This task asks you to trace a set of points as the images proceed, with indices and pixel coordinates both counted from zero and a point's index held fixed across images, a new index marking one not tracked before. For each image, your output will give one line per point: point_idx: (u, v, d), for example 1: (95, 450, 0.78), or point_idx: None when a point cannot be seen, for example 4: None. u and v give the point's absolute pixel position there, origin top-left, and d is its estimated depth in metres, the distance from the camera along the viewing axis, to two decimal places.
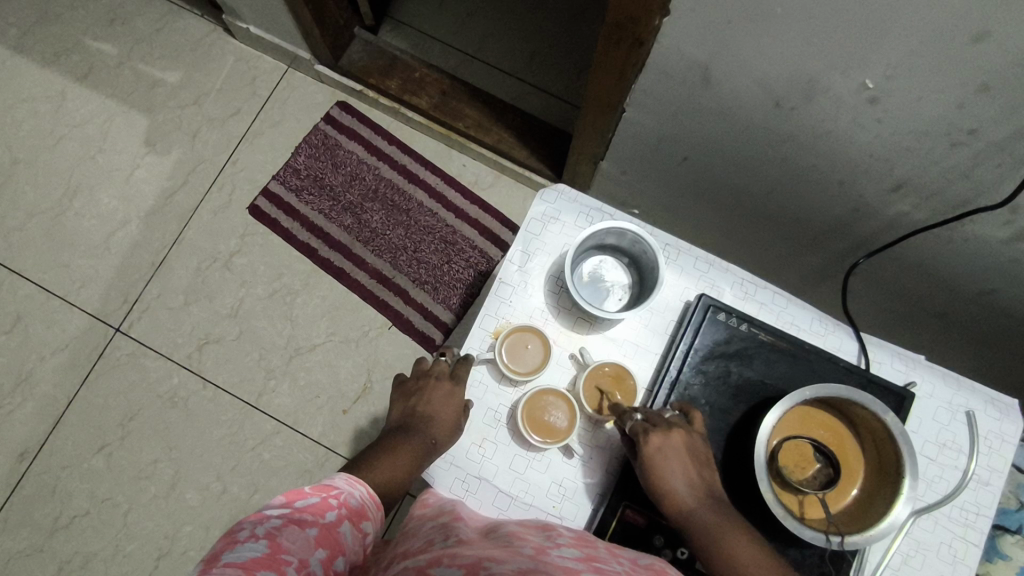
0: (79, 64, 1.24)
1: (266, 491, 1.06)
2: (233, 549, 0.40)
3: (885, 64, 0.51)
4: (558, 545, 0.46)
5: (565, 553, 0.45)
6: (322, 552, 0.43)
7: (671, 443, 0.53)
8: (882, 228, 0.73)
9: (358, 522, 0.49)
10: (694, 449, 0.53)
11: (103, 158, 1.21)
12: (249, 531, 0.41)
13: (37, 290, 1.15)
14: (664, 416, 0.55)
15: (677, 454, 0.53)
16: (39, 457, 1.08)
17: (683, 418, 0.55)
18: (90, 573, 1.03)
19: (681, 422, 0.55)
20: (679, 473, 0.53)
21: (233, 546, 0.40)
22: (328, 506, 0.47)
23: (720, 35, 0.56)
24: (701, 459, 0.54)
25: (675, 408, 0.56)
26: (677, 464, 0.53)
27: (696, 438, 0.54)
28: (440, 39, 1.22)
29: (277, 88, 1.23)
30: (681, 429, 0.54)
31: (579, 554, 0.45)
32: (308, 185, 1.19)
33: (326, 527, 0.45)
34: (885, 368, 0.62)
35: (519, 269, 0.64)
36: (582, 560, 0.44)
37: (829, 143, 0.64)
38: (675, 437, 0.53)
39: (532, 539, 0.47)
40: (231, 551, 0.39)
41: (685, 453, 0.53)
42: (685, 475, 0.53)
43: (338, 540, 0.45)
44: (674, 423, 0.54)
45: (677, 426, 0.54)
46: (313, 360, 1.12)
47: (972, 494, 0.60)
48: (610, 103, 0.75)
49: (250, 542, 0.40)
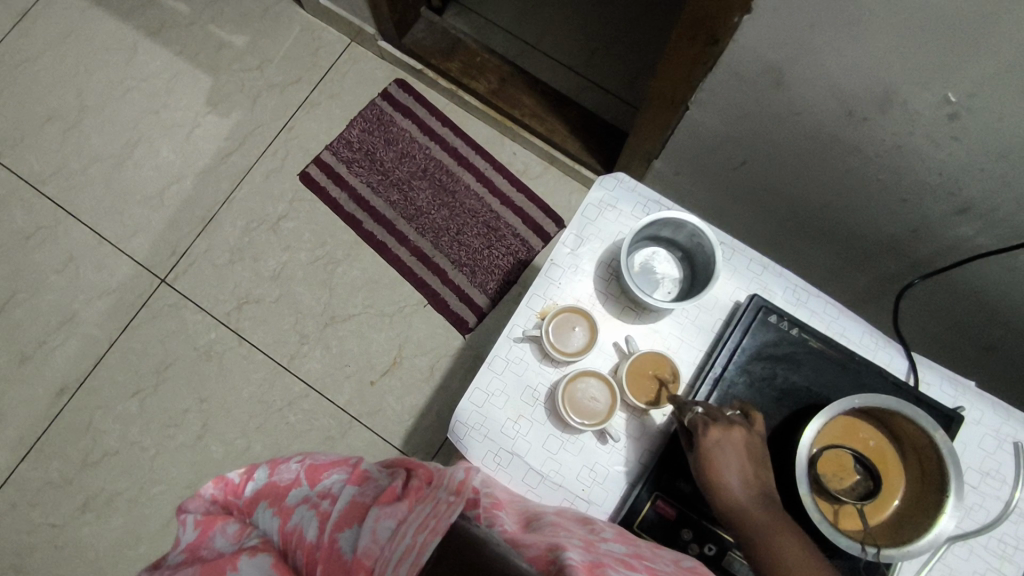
0: (152, 21, 1.28)
1: (289, 452, 1.08)
2: (273, 471, 0.48)
3: (970, 79, 0.50)
4: (605, 539, 0.46)
5: (613, 547, 0.45)
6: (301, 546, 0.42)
7: (731, 438, 0.51)
8: (942, 252, 0.72)
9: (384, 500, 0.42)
10: (753, 450, 0.51)
11: (165, 113, 1.24)
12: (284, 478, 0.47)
13: (90, 234, 1.18)
14: (725, 412, 0.53)
15: (736, 450, 0.51)
16: (77, 394, 1.11)
17: (744, 418, 0.54)
18: (113, 511, 1.06)
19: (742, 420, 0.53)
20: (735, 469, 0.50)
21: (274, 469, 0.48)
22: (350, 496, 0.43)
23: (801, 37, 0.56)
24: (758, 460, 0.51)
25: (737, 408, 0.55)
26: (733, 459, 0.50)
27: (755, 438, 0.52)
28: (503, 26, 1.23)
29: (339, 61, 1.25)
30: (741, 426, 0.52)
31: (626, 550, 0.45)
32: (359, 158, 1.21)
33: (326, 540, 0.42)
34: (934, 389, 0.61)
35: (570, 252, 0.64)
36: (631, 556, 0.44)
37: (899, 157, 0.63)
38: (736, 433, 0.51)
39: (577, 531, 0.47)
40: (272, 474, 0.47)
41: (744, 451, 0.51)
42: (741, 472, 0.50)
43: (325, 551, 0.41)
44: (735, 421, 0.52)
45: (738, 423, 0.52)
46: (347, 329, 1.14)
47: (1012, 527, 0.58)
48: (675, 100, 0.75)
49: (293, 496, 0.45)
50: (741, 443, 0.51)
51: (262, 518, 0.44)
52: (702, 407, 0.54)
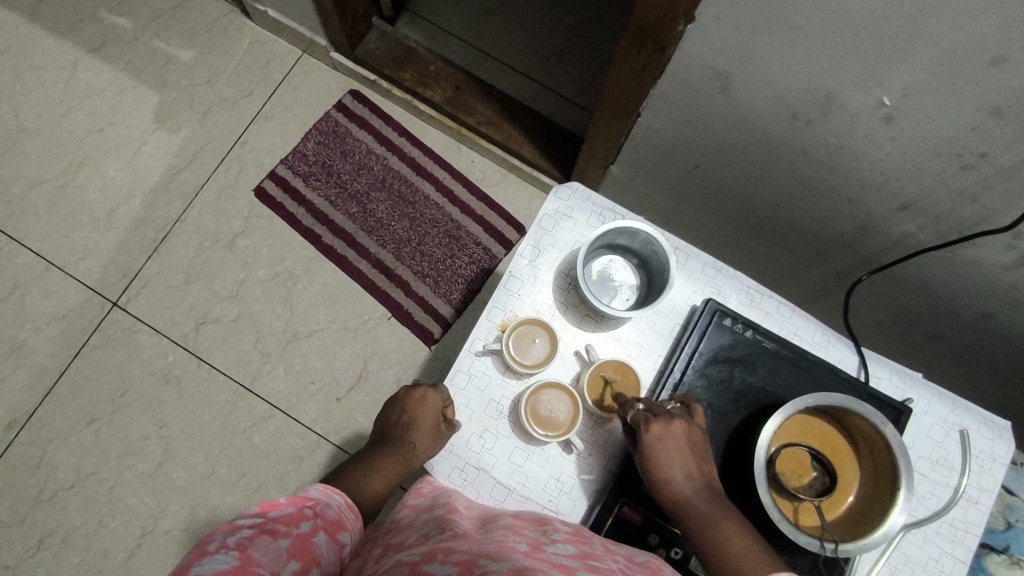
0: (94, 36, 1.24)
1: (255, 475, 1.06)
2: (202, 561, 0.40)
3: (903, 82, 0.52)
4: (553, 541, 0.47)
5: (560, 549, 0.45)
6: (295, 564, 0.43)
7: (672, 434, 0.53)
8: (885, 248, 0.75)
9: (334, 533, 0.49)
10: (694, 443, 0.54)
11: (111, 131, 1.21)
12: (220, 542, 0.42)
13: (36, 259, 1.14)
14: (666, 407, 0.55)
15: (677, 446, 0.53)
16: (28, 427, 1.07)
17: (684, 410, 0.55)
18: (71, 547, 1.02)
19: (682, 413, 0.55)
20: (678, 464, 0.53)
21: (203, 557, 0.40)
22: (302, 516, 0.47)
23: (741, 45, 0.57)
24: (701, 452, 0.54)
25: (677, 400, 0.57)
26: (676, 455, 0.53)
27: (696, 430, 0.54)
28: (456, 34, 1.23)
29: (291, 73, 1.23)
30: (682, 420, 0.54)
31: (573, 552, 0.45)
32: (315, 171, 1.19)
33: (300, 537, 0.45)
34: (883, 382, 0.63)
35: (528, 263, 0.64)
36: (578, 557, 0.45)
37: (842, 159, 0.65)
38: (677, 427, 0.53)
39: (527, 534, 0.47)
40: (200, 563, 0.39)
41: (685, 444, 0.53)
42: (683, 466, 0.53)
43: (312, 550, 0.45)
44: (675, 414, 0.54)
45: (679, 417, 0.54)
46: (309, 345, 1.12)
47: (961, 511, 0.61)
48: (625, 109, 0.76)
49: (219, 554, 0.40)
50: (415, 397, 0.61)
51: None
52: (643, 404, 0.56)
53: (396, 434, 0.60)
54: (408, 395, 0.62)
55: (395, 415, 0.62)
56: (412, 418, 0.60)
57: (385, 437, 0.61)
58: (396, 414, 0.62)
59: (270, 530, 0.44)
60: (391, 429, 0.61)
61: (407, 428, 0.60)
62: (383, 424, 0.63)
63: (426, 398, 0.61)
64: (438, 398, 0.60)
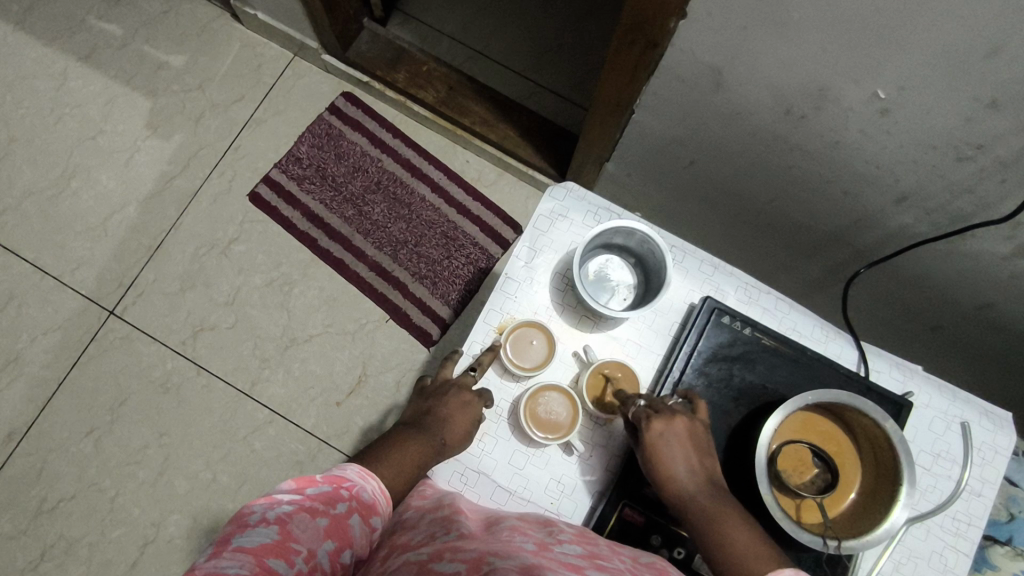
0: (83, 44, 1.23)
1: (256, 481, 1.06)
2: (244, 532, 0.41)
3: (897, 75, 0.51)
4: (560, 541, 0.46)
5: (567, 549, 0.45)
6: (330, 544, 0.43)
7: (673, 428, 0.52)
8: (883, 241, 0.74)
9: (368, 517, 0.47)
10: (697, 439, 0.53)
11: (103, 138, 1.20)
12: (260, 515, 0.43)
13: (31, 270, 1.13)
14: (668, 403, 0.55)
15: (678, 440, 0.52)
16: (27, 438, 1.06)
17: (688, 406, 0.55)
18: (73, 558, 1.02)
19: (685, 409, 0.55)
20: (680, 459, 0.52)
21: (244, 530, 0.41)
22: (338, 497, 0.46)
23: (734, 40, 0.56)
24: (704, 448, 0.53)
25: (680, 395, 0.57)
26: (678, 449, 0.52)
27: (698, 425, 0.54)
28: (448, 34, 1.22)
29: (283, 76, 1.23)
30: (684, 416, 0.53)
31: (580, 552, 0.45)
32: (309, 175, 1.18)
33: (337, 518, 0.45)
34: (883, 376, 0.63)
35: (525, 264, 0.64)
36: (584, 557, 0.44)
37: (839, 153, 0.65)
38: (678, 423, 0.53)
39: (533, 534, 0.47)
40: (242, 535, 0.41)
41: (688, 440, 0.52)
42: (686, 461, 0.52)
43: (347, 532, 0.45)
44: (677, 410, 0.54)
45: (680, 413, 0.54)
46: (308, 350, 1.12)
47: (964, 504, 0.61)
48: (619, 106, 0.75)
49: (260, 528, 0.42)
50: (458, 393, 0.57)
51: (250, 564, 0.39)
52: (646, 402, 0.56)
53: (428, 425, 0.55)
54: (448, 384, 0.58)
55: (427, 404, 0.57)
56: (448, 414, 0.56)
57: (412, 422, 0.56)
58: (429, 403, 0.57)
59: (309, 509, 0.44)
60: (419, 417, 0.56)
61: (441, 422, 0.56)
62: (410, 410, 0.58)
63: (469, 401, 0.58)
64: (478, 409, 0.58)
